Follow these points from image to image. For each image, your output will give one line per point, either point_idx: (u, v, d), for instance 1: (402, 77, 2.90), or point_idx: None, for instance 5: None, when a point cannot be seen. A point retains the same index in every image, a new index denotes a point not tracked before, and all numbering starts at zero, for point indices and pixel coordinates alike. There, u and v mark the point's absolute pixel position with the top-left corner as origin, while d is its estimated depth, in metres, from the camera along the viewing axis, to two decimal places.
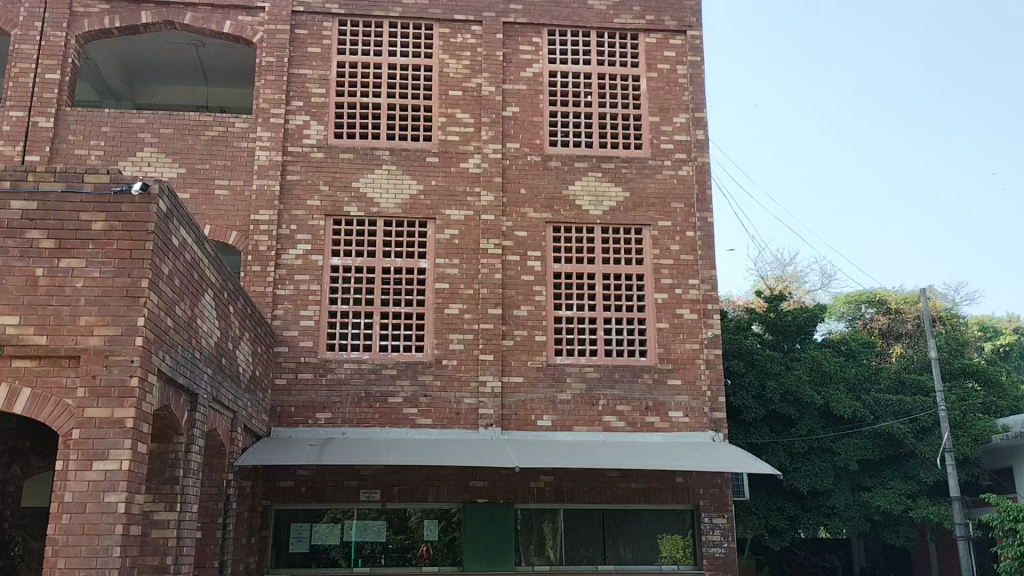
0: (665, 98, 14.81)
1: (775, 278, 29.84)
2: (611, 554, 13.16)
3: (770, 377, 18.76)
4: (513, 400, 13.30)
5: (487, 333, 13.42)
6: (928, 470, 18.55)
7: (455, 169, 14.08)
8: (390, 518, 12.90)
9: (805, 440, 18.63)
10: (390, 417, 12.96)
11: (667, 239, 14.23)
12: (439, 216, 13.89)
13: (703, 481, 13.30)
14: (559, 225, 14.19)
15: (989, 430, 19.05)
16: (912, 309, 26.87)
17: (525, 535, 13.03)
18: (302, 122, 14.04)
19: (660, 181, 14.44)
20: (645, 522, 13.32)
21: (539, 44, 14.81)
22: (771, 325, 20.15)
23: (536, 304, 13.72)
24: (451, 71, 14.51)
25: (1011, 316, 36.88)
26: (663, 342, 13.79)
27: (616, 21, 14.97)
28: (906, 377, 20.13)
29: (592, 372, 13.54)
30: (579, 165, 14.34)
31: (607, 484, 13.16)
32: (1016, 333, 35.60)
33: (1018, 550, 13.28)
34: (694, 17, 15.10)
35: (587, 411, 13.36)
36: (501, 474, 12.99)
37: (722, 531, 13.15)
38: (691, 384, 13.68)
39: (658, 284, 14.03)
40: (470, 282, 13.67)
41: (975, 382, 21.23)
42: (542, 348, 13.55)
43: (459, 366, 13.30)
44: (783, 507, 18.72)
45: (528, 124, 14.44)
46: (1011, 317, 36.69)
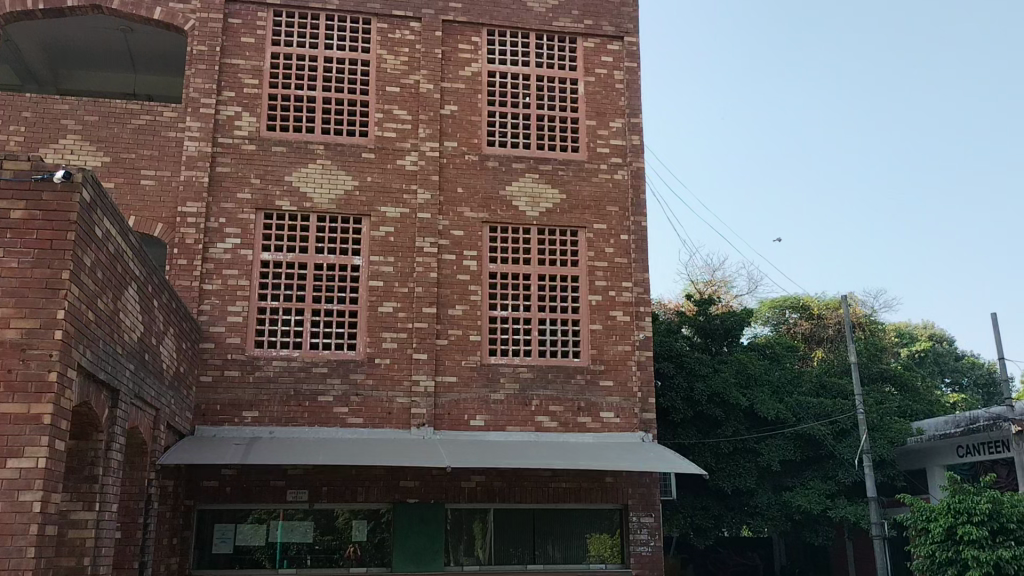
0: (602, 103, 14.97)
1: (705, 281, 30.47)
2: (540, 554, 13.24)
3: (698, 379, 19.05)
4: (446, 400, 13.26)
5: (420, 331, 13.35)
6: (847, 471, 19.17)
7: (391, 166, 13.96)
8: (318, 518, 12.73)
9: (730, 441, 18.98)
10: (321, 416, 12.78)
11: (602, 241, 14.38)
12: (375, 213, 13.75)
13: (632, 480, 13.49)
14: (496, 225, 14.20)
15: (904, 433, 19.80)
16: (834, 315, 27.86)
17: (455, 535, 13.01)
18: (233, 113, 13.74)
19: (596, 184, 14.58)
20: (574, 522, 13.44)
21: (478, 44, 14.80)
22: (700, 328, 20.52)
23: (470, 304, 13.72)
24: (388, 67, 14.38)
25: (927, 323, 38.34)
26: (596, 343, 13.93)
27: (555, 23, 15.05)
28: (827, 381, 20.81)
29: (525, 372, 13.59)
30: (516, 166, 14.37)
31: (538, 484, 13.25)
32: (931, 339, 36.99)
33: (930, 548, 13.81)
34: (632, 23, 15.30)
35: (519, 411, 13.40)
36: (432, 474, 12.94)
37: (649, 530, 13.34)
38: (622, 385, 13.84)
39: (593, 286, 14.18)
40: (404, 281, 13.57)
41: (893, 386, 22.05)
42: (476, 348, 13.55)
43: (392, 365, 13.20)
44: (707, 506, 19.14)
45: (465, 123, 14.42)
46: (925, 324, 38.09)
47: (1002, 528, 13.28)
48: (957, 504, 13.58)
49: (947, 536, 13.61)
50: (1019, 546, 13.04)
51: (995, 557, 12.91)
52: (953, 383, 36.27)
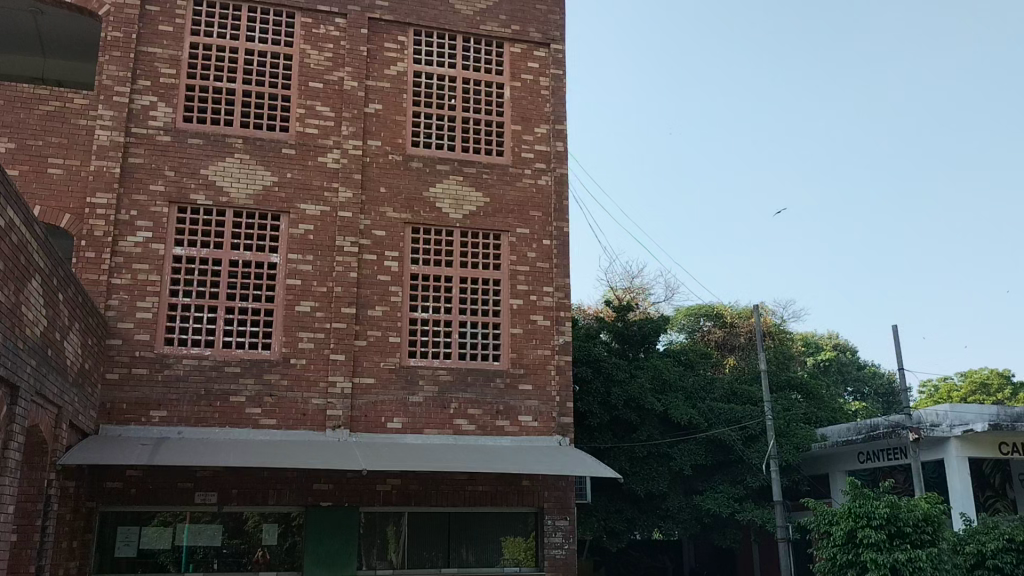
0: (527, 108, 15.06)
1: (624, 288, 30.92)
2: (454, 557, 13.20)
3: (615, 385, 19.29)
4: (363, 402, 13.10)
5: (338, 332, 13.16)
6: (755, 475, 19.78)
7: (312, 163, 13.74)
8: (226, 522, 12.40)
9: (644, 445, 19.30)
10: (232, 416, 12.46)
11: (524, 246, 14.46)
12: (294, 210, 13.51)
13: (548, 483, 13.59)
14: (419, 226, 14.12)
15: (809, 439, 20.48)
16: (745, 324, 28.71)
17: (368, 539, 12.86)
18: (148, 102, 13.32)
19: (520, 188, 14.64)
20: (489, 525, 13.45)
21: (404, 43, 14.71)
22: (618, 333, 20.82)
23: (391, 305, 13.60)
24: (311, 63, 14.16)
25: (832, 333, 39.80)
26: (516, 347, 13.98)
27: (482, 27, 15.09)
28: (738, 388, 21.37)
29: (444, 375, 13.53)
30: (440, 168, 14.33)
31: (454, 487, 13.21)
32: (836, 349, 38.31)
33: (831, 551, 14.31)
34: (558, 31, 15.44)
35: (437, 414, 13.34)
36: (347, 477, 12.79)
37: (563, 533, 13.46)
38: (541, 389, 13.92)
39: (514, 290, 14.24)
40: (323, 280, 13.37)
41: (800, 394, 22.78)
42: (395, 349, 13.44)
43: (308, 366, 12.97)
44: (621, 509, 19.40)
45: (390, 123, 14.31)
46: (831, 334, 39.43)
47: (898, 531, 13.83)
48: (857, 508, 14.13)
49: (848, 539, 14.14)
50: (915, 549, 13.60)
51: (891, 559, 13.45)
52: (856, 391, 37.76)
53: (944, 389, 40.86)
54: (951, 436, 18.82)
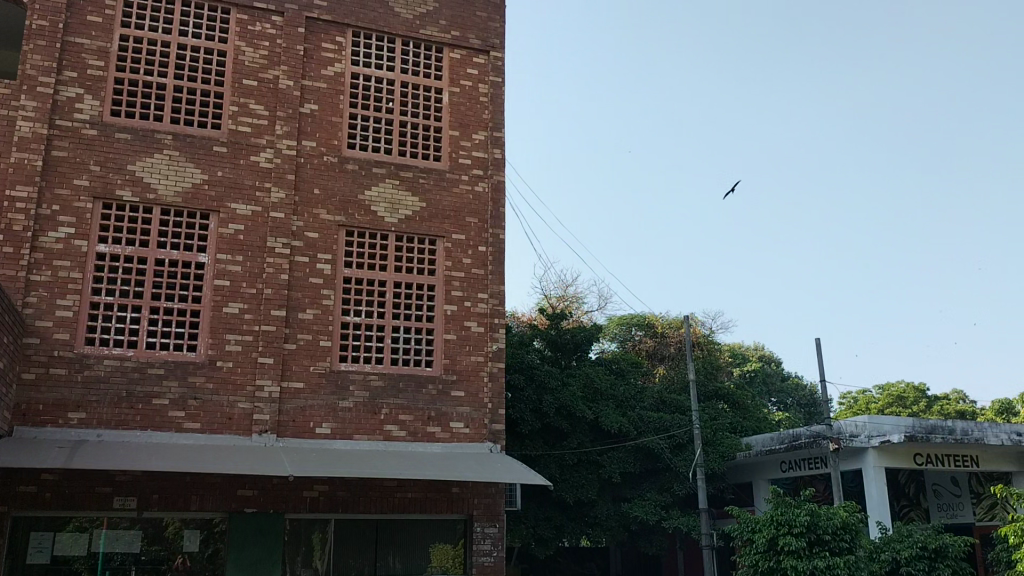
0: (465, 114, 15.06)
1: (557, 296, 31.12)
2: (380, 565, 13.05)
3: (547, 393, 19.28)
4: (292, 406, 12.85)
5: (267, 335, 12.90)
6: (681, 483, 20.25)
7: (244, 162, 13.47)
8: (145, 528, 12.01)
9: (575, 452, 19.42)
10: (154, 419, 12.09)
11: (459, 252, 14.43)
12: (224, 209, 13.21)
13: (478, 490, 13.56)
14: (353, 229, 13.97)
15: (734, 448, 20.91)
16: (675, 334, 29.23)
17: (293, 547, 12.61)
18: (74, 94, 12.85)
19: (456, 194, 14.61)
20: (417, 532, 13.34)
21: (342, 44, 14.57)
22: (551, 341, 20.92)
23: (322, 308, 13.41)
24: (246, 60, 13.89)
25: (758, 345, 40.77)
26: (449, 353, 13.92)
27: (421, 31, 15.04)
28: (666, 397, 21.69)
29: (375, 381, 13.37)
30: (376, 171, 14.21)
31: (383, 494, 13.08)
32: (761, 361, 39.26)
33: (753, 559, 14.60)
34: (498, 39, 15.50)
35: (368, 420, 13.17)
36: (273, 483, 12.55)
37: (492, 540, 13.43)
38: (473, 396, 13.88)
39: (449, 295, 14.19)
40: (253, 282, 13.10)
41: (726, 404, 23.23)
42: (326, 354, 13.24)
43: (235, 369, 12.68)
44: (550, 517, 19.45)
45: (325, 124, 14.14)
46: (757, 345, 40.37)
47: (818, 539, 14.19)
48: (779, 516, 14.46)
49: (769, 546, 14.44)
50: (833, 556, 14.00)
51: (811, 567, 13.80)
52: (779, 402, 38.80)
53: (863, 401, 42.22)
54: (868, 446, 19.42)
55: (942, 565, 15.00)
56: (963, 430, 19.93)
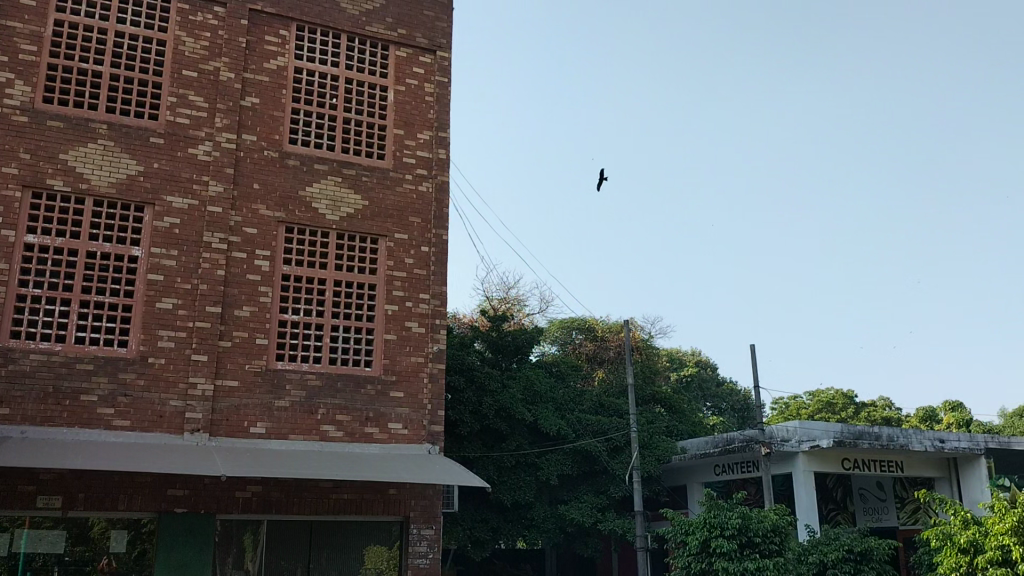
0: (410, 113, 14.97)
1: (499, 298, 31.15)
2: (314, 566, 12.86)
3: (486, 395, 19.11)
4: (225, 405, 12.58)
5: (202, 331, 12.62)
6: (617, 486, 20.49)
7: (181, 154, 13.17)
8: (70, 528, 11.61)
9: (513, 455, 19.46)
10: (81, 416, 11.70)
11: (401, 251, 14.33)
12: (159, 202, 12.88)
13: (415, 492, 13.47)
14: (293, 226, 13.76)
15: (670, 452, 21.21)
16: (615, 338, 29.56)
17: (224, 548, 12.34)
18: (3, 79, 12.36)
19: (400, 194, 14.51)
20: (351, 534, 13.19)
21: (286, 38, 14.37)
22: (492, 343, 20.86)
23: (260, 306, 13.18)
24: (186, 50, 13.58)
25: (695, 350, 41.44)
26: (388, 353, 13.81)
27: (367, 28, 14.91)
28: (605, 401, 21.90)
29: (312, 380, 13.18)
30: (319, 167, 14.03)
31: (318, 495, 12.90)
32: (698, 366, 39.89)
33: (686, 560, 14.82)
34: (444, 39, 15.45)
35: (304, 420, 12.96)
36: (205, 483, 12.28)
37: (428, 542, 13.36)
38: (413, 397, 13.78)
39: (390, 295, 14.08)
40: (188, 277, 12.80)
41: (663, 408, 23.54)
42: (262, 352, 13.01)
43: (167, 366, 12.36)
44: (487, 518, 19.44)
45: (267, 118, 13.91)
46: (694, 351, 41.01)
47: (749, 541, 14.47)
48: (712, 519, 14.69)
49: (702, 548, 14.67)
50: (763, 558, 14.31)
51: (742, 568, 14.06)
52: (714, 406, 39.51)
53: (794, 406, 43.24)
54: (799, 450, 19.89)
55: (867, 568, 15.43)
56: (889, 436, 20.50)
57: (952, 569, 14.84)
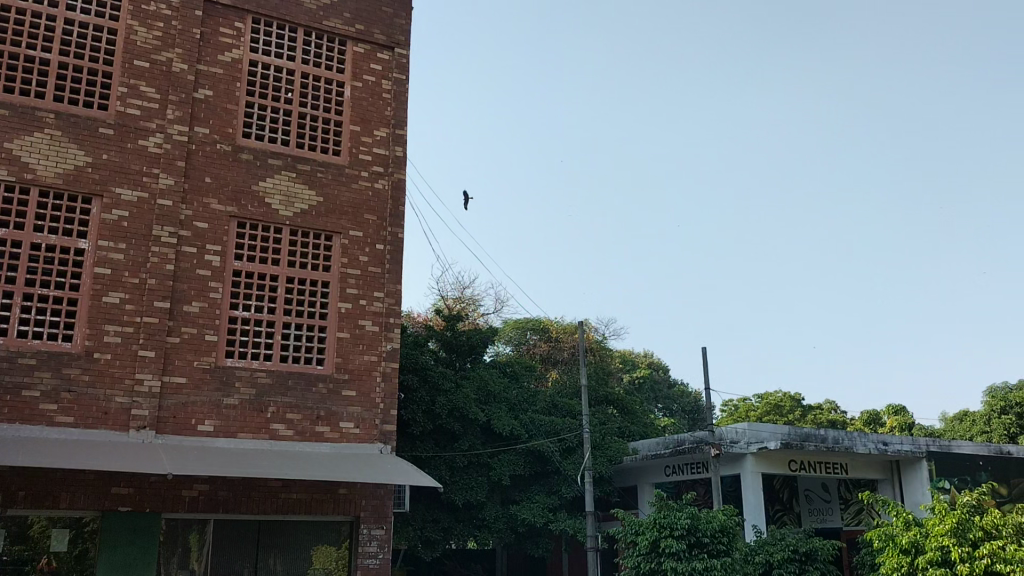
0: (367, 110, 14.85)
1: (454, 298, 31.12)
2: (261, 567, 12.68)
3: (440, 395, 19.05)
4: (173, 402, 12.34)
5: (149, 327, 12.36)
6: (569, 486, 20.59)
7: (131, 146, 12.88)
8: (8, 526, 11.27)
9: (465, 455, 19.44)
10: (22, 412, 11.36)
11: (356, 249, 14.20)
12: (108, 194, 12.58)
13: (365, 492, 13.36)
14: (245, 221, 13.56)
15: (622, 452, 21.39)
16: (570, 339, 29.80)
17: (169, 547, 12.10)
18: None
19: (355, 191, 14.39)
20: (300, 534, 13.04)
21: (241, 30, 14.16)
22: (446, 342, 20.81)
23: (209, 302, 12.95)
24: (138, 40, 13.29)
25: (648, 352, 41.81)
26: (341, 352, 13.67)
27: (324, 23, 14.77)
28: (558, 401, 22.02)
29: (263, 378, 12.99)
30: (272, 162, 13.84)
31: (267, 494, 12.72)
32: (650, 368, 40.28)
33: (635, 560, 14.93)
34: (403, 36, 15.38)
35: (253, 418, 12.76)
36: (151, 481, 12.02)
37: (378, 542, 13.25)
38: (365, 396, 13.67)
39: (343, 293, 13.95)
40: (136, 271, 12.52)
41: (615, 409, 23.72)
42: (211, 348, 12.79)
43: (113, 362, 12.06)
44: (438, 518, 19.36)
45: (220, 111, 13.69)
46: (647, 353, 41.42)
47: (698, 541, 14.64)
48: (661, 519, 14.83)
49: (651, 548, 14.79)
50: (711, 558, 14.50)
51: (690, 568, 14.20)
52: (665, 408, 39.96)
53: (743, 409, 43.88)
54: (747, 452, 20.19)
55: (811, 568, 15.78)
56: (834, 438, 20.90)
57: (894, 569, 15.21)
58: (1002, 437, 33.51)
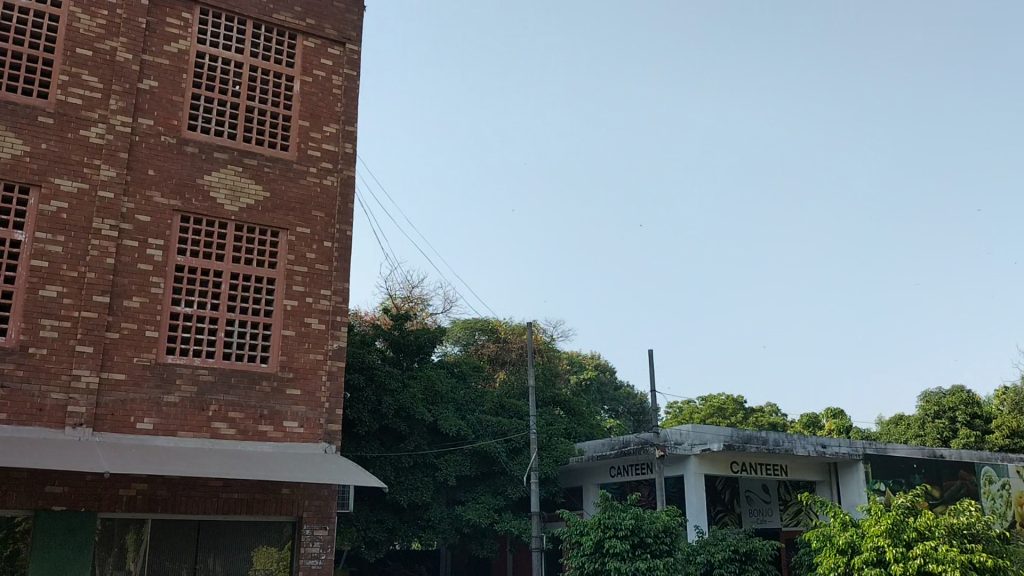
0: (317, 105, 14.68)
1: (403, 297, 30.97)
2: (200, 568, 12.43)
3: (386, 394, 18.93)
4: (111, 399, 12.03)
5: (88, 322, 12.02)
6: (515, 487, 20.63)
7: (71, 136, 12.52)
8: None
9: (411, 455, 19.33)
10: None
11: (303, 246, 14.02)
12: (46, 184, 12.21)
13: (309, 492, 13.19)
14: (189, 215, 13.28)
15: (568, 453, 21.48)
16: (518, 340, 29.90)
17: (104, 548, 11.78)
18: None
19: (303, 186, 14.21)
20: (241, 534, 12.82)
21: (189, 21, 13.90)
22: (394, 342, 20.66)
23: (151, 297, 12.66)
24: (81, 27, 12.94)
25: (595, 354, 42.11)
26: (286, 350, 13.48)
27: (274, 16, 14.57)
28: (505, 402, 22.05)
29: (205, 375, 12.74)
30: (218, 156, 13.59)
31: (207, 494, 12.48)
32: (597, 369, 40.62)
33: (580, 561, 15.00)
34: (354, 32, 15.25)
35: (194, 416, 12.50)
36: (86, 480, 11.70)
37: (321, 543, 13.09)
38: (309, 395, 13.50)
39: (289, 290, 13.76)
40: (74, 264, 12.16)
41: (562, 410, 23.83)
42: (152, 344, 12.50)
43: (49, 357, 11.70)
44: (383, 519, 19.21)
45: (165, 102, 13.40)
46: (594, 355, 41.76)
47: (641, 542, 14.79)
48: (606, 520, 14.94)
49: (595, 549, 14.87)
50: (654, 558, 14.65)
51: (633, 568, 14.33)
52: (611, 410, 40.35)
53: (688, 411, 44.51)
54: (691, 454, 20.45)
55: (750, 568, 16.06)
56: (775, 441, 21.29)
57: (831, 569, 15.53)
58: (935, 441, 34.56)
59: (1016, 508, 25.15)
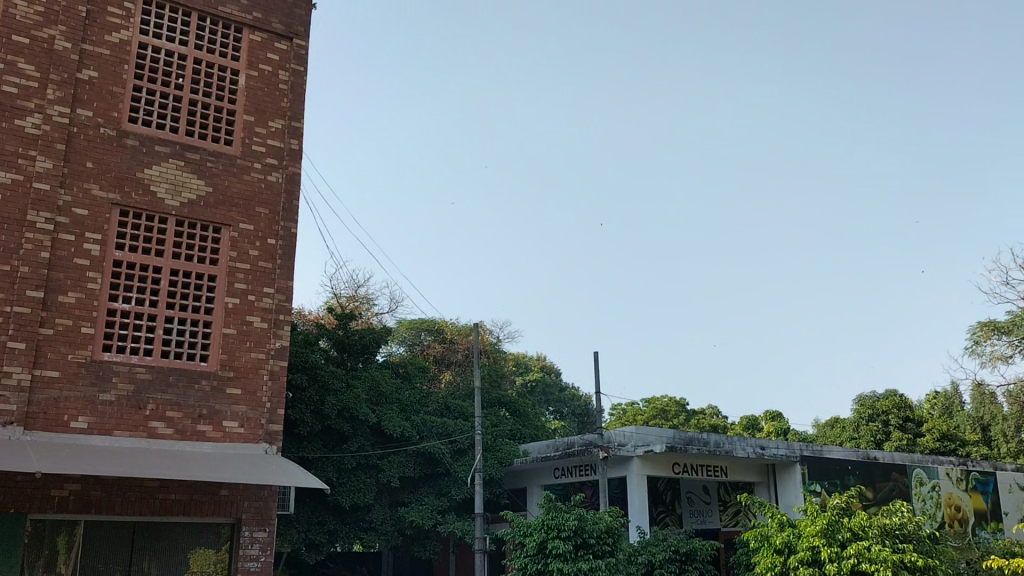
0: (262, 100, 14.47)
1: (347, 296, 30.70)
2: (135, 570, 12.11)
3: (329, 394, 18.73)
4: (43, 397, 11.65)
5: (20, 317, 11.64)
6: (459, 489, 20.58)
7: (5, 125, 12.13)
8: None
9: (354, 456, 19.15)
10: None
11: (246, 242, 13.81)
12: None
13: (248, 493, 12.97)
14: (129, 210, 12.97)
15: (512, 455, 21.52)
16: (463, 341, 29.89)
17: (34, 551, 11.41)
18: None
19: (247, 183, 13.99)
20: (178, 536, 12.53)
21: (132, 11, 13.59)
22: (338, 341, 20.44)
23: (87, 292, 12.32)
24: (17, 14, 12.54)
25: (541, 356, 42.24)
26: (226, 348, 13.24)
27: (220, 9, 14.35)
28: (450, 403, 22.02)
29: (142, 373, 12.44)
30: (160, 150, 13.31)
31: (143, 495, 12.19)
32: (543, 370, 40.74)
33: (523, 561, 15.02)
34: (302, 27, 15.09)
35: (131, 415, 12.20)
36: (15, 480, 11.32)
37: (260, 545, 12.89)
38: (250, 394, 13.28)
39: (231, 288, 13.53)
40: (6, 257, 11.77)
41: (506, 411, 23.86)
42: (87, 341, 12.16)
43: None
44: (325, 521, 18.97)
45: (105, 93, 13.06)
46: (539, 356, 41.91)
47: (584, 542, 14.89)
48: (550, 521, 15.00)
49: (538, 550, 14.91)
50: (596, 559, 14.77)
51: (576, 568, 14.42)
52: (556, 411, 40.49)
53: (631, 413, 44.93)
54: (634, 455, 20.65)
55: (691, 567, 16.25)
56: (716, 442, 21.65)
57: (768, 568, 15.82)
58: (869, 444, 35.48)
59: (944, 508, 25.97)
